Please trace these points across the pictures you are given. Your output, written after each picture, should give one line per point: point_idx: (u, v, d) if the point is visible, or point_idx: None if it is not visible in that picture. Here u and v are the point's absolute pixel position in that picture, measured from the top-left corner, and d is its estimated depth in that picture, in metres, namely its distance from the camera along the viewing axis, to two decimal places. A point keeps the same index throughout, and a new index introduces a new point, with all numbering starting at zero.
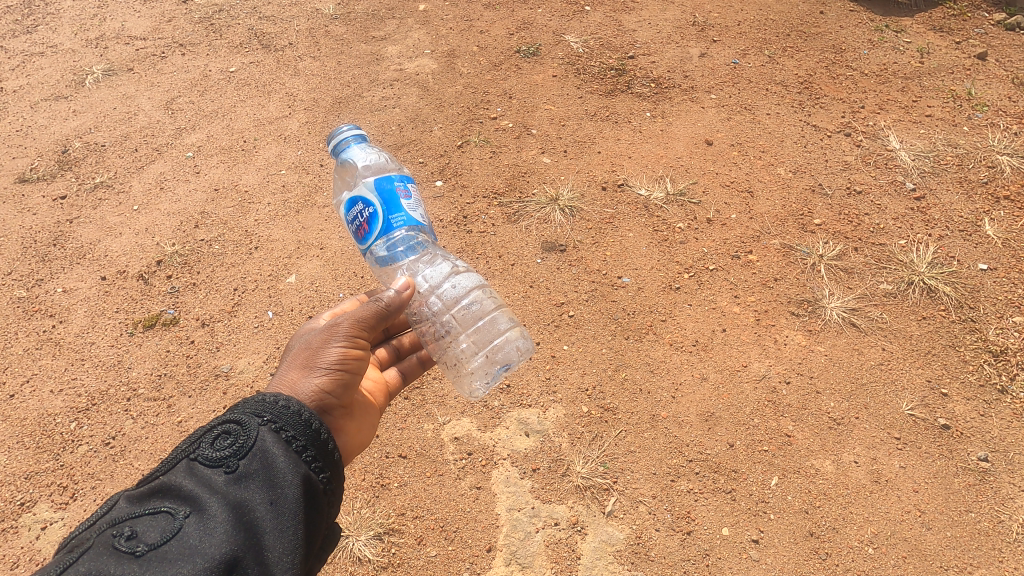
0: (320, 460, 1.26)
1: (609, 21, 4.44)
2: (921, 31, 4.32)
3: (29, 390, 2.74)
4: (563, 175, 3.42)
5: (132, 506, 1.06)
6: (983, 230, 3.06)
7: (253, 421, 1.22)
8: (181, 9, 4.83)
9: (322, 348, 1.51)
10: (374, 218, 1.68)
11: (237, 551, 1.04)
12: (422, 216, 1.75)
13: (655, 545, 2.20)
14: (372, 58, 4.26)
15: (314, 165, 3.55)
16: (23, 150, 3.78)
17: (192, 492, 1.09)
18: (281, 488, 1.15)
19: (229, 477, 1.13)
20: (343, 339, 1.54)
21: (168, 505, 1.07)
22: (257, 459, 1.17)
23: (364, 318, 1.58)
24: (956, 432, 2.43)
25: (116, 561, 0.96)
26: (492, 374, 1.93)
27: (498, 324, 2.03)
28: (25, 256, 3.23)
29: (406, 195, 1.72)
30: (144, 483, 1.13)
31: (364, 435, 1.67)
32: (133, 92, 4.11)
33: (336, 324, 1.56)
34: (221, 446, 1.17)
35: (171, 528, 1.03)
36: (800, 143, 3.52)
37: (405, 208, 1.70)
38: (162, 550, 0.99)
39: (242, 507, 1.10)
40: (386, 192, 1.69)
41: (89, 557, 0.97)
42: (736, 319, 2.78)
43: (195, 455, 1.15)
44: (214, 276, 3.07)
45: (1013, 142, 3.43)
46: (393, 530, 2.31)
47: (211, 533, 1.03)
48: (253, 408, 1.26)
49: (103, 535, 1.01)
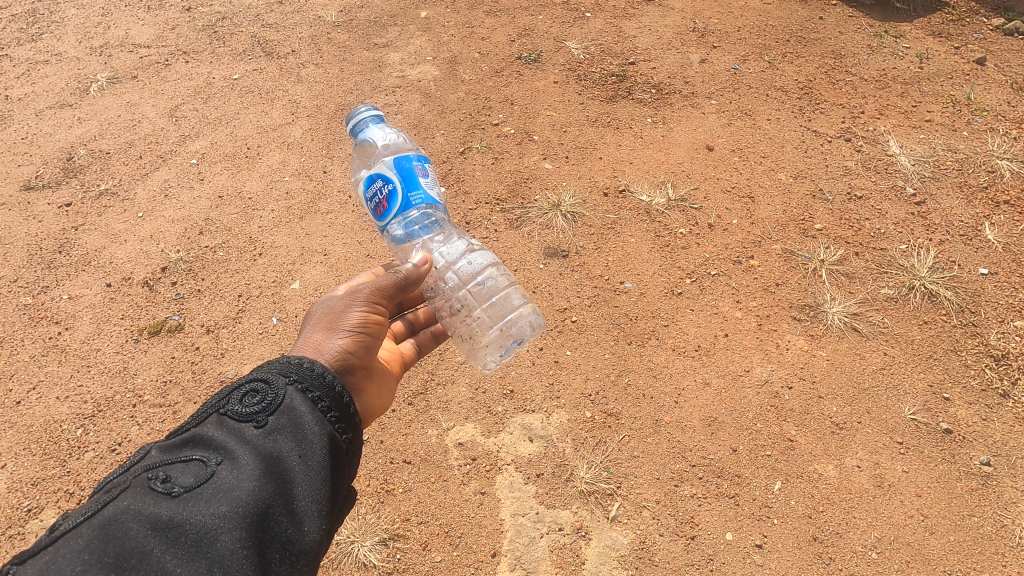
0: (343, 421, 1.29)
1: (610, 27, 4.47)
2: (920, 36, 4.34)
3: (35, 397, 2.75)
4: (565, 181, 3.44)
5: (165, 453, 1.11)
6: (983, 234, 3.08)
7: (280, 379, 1.26)
8: (184, 17, 4.86)
9: (345, 311, 1.54)
10: (392, 195, 1.69)
11: (268, 496, 1.08)
12: (439, 196, 1.76)
13: (659, 550, 2.21)
14: (374, 64, 4.28)
15: (318, 171, 3.57)
16: (28, 158, 3.80)
17: (223, 442, 1.14)
18: (309, 442, 1.19)
19: (258, 430, 1.17)
20: (364, 304, 1.57)
21: (200, 454, 1.11)
22: (286, 416, 1.21)
23: (384, 286, 1.62)
24: (958, 437, 2.44)
25: (152, 500, 1.01)
26: (505, 347, 1.96)
27: (511, 302, 2.09)
28: (30, 264, 3.25)
29: (424, 174, 1.74)
30: (176, 434, 1.18)
31: (382, 400, 1.67)
32: (137, 100, 4.14)
33: (356, 291, 1.59)
34: (250, 402, 1.21)
35: (204, 473, 1.07)
36: (801, 148, 3.54)
37: (424, 186, 1.71)
38: (196, 493, 1.04)
39: (271, 457, 1.14)
40: (405, 170, 1.71)
41: (125, 497, 1.01)
42: (738, 324, 2.79)
43: (224, 410, 1.20)
44: (219, 283, 3.09)
45: (1013, 147, 3.45)
46: (398, 535, 2.32)
47: (243, 479, 1.08)
48: (279, 368, 1.30)
49: (138, 477, 1.05)
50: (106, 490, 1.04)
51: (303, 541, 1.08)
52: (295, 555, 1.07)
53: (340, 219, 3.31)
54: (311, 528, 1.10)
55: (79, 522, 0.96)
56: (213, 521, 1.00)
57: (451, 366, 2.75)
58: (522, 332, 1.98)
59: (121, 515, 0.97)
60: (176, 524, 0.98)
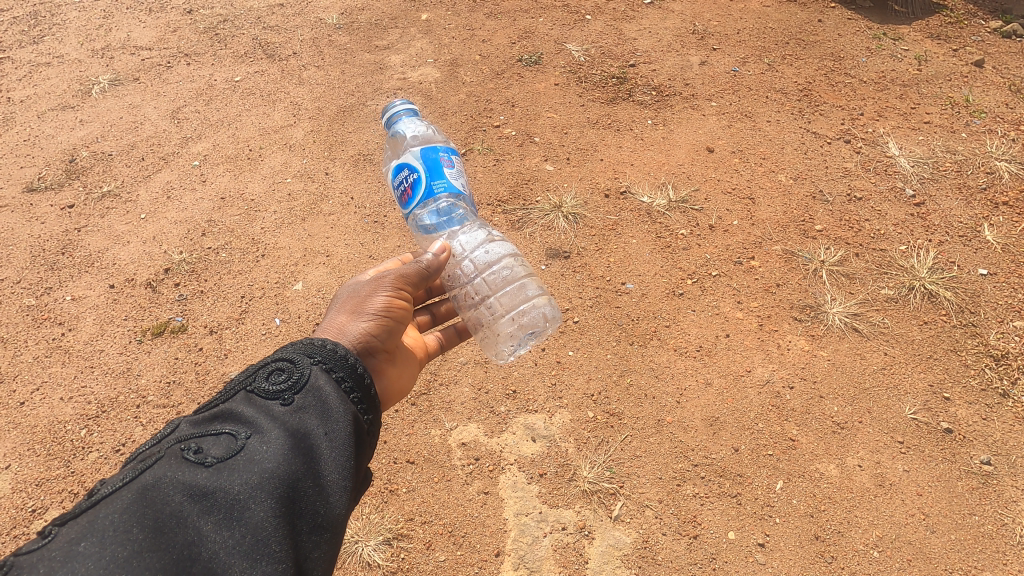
0: (365, 402, 1.31)
1: (610, 30, 4.49)
2: (918, 39, 4.37)
3: (39, 398, 2.75)
4: (566, 182, 3.45)
5: (195, 427, 1.12)
6: (982, 235, 3.10)
7: (305, 359, 1.28)
8: (186, 19, 4.87)
9: (370, 296, 1.57)
10: (416, 184, 1.71)
11: (296, 470, 1.09)
12: (463, 187, 1.77)
13: (662, 549, 2.22)
14: (375, 66, 4.29)
15: (320, 173, 3.58)
16: (30, 159, 3.81)
17: (251, 418, 1.15)
18: (335, 421, 1.21)
19: (285, 408, 1.19)
20: (388, 289, 1.61)
21: (230, 428, 1.13)
22: (312, 395, 1.22)
23: (408, 274, 1.66)
24: (958, 436, 2.45)
25: (186, 469, 1.02)
26: (520, 337, 2.01)
27: (526, 291, 2.07)
28: (34, 265, 3.26)
29: (449, 164, 1.75)
30: (204, 410, 1.19)
31: (404, 383, 1.68)
32: (139, 101, 4.15)
33: (382, 277, 1.64)
34: (277, 380, 1.22)
35: (235, 446, 1.09)
36: (801, 149, 3.55)
37: (448, 176, 1.73)
38: (228, 464, 1.05)
39: (298, 432, 1.15)
40: (431, 161, 1.73)
41: (160, 466, 1.02)
42: (739, 324, 2.80)
43: (252, 387, 1.22)
44: (221, 284, 3.10)
45: (1011, 149, 3.47)
46: (402, 535, 2.32)
47: (273, 452, 1.09)
48: (304, 349, 1.31)
49: (171, 448, 1.06)
50: (139, 460, 1.05)
51: (330, 513, 1.10)
52: (323, 528, 1.08)
53: (342, 221, 3.32)
54: (338, 502, 1.12)
55: (117, 488, 0.98)
56: (245, 491, 1.02)
57: (454, 366, 2.76)
58: (536, 323, 2.01)
59: (157, 483, 0.99)
60: (210, 493, 1.00)
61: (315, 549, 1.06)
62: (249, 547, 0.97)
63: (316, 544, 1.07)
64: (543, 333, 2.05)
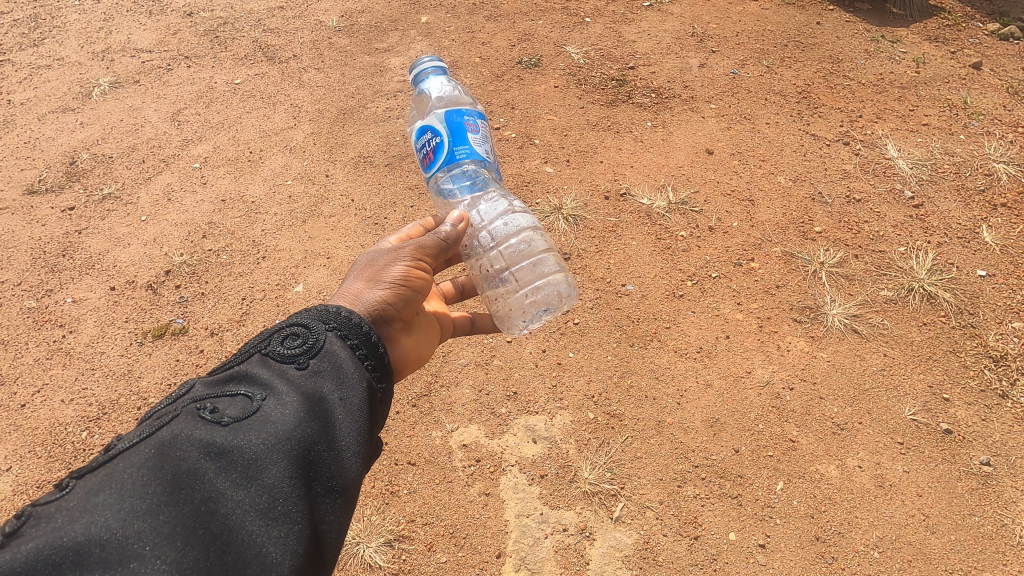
0: (378, 370, 1.31)
1: (610, 32, 4.50)
2: (916, 41, 4.38)
3: (40, 400, 2.75)
4: (566, 184, 3.46)
5: (211, 387, 1.12)
6: (981, 237, 3.11)
7: (319, 325, 1.27)
8: (186, 22, 4.88)
9: (388, 266, 1.55)
10: (439, 147, 1.72)
11: (312, 432, 1.08)
12: (487, 154, 1.77)
13: (664, 550, 2.23)
14: (375, 69, 4.30)
15: (320, 175, 3.59)
16: (31, 162, 3.81)
17: (267, 380, 1.15)
18: (349, 386, 1.20)
19: (300, 372, 1.18)
20: (407, 260, 1.58)
21: (246, 389, 1.12)
22: (327, 359, 1.22)
23: (427, 246, 1.62)
24: (958, 437, 2.46)
25: (203, 427, 1.01)
26: (533, 314, 1.96)
27: (544, 266, 2.06)
28: (34, 267, 3.26)
29: (474, 129, 1.74)
30: (219, 372, 1.19)
31: (421, 351, 1.68)
32: (140, 104, 4.15)
33: (402, 247, 1.61)
34: (292, 345, 1.22)
35: (251, 407, 1.08)
36: (800, 151, 3.57)
37: (472, 142, 1.72)
38: (245, 423, 1.04)
39: (313, 396, 1.15)
40: (455, 124, 1.72)
41: (176, 424, 1.02)
42: (739, 326, 2.81)
43: (267, 351, 1.21)
44: (222, 286, 3.11)
45: (1009, 150, 3.49)
46: (404, 536, 2.33)
47: (288, 413, 1.08)
48: (318, 315, 1.31)
49: (187, 407, 1.06)
50: (155, 418, 1.04)
51: (344, 477, 1.09)
52: (337, 492, 1.07)
53: (342, 223, 3.33)
54: (352, 466, 1.11)
55: (134, 444, 0.97)
56: (262, 449, 1.01)
57: (454, 368, 2.76)
58: (550, 300, 1.97)
59: (174, 439, 0.98)
60: (227, 451, 0.99)
61: (329, 512, 1.05)
62: (266, 506, 0.96)
63: (331, 507, 1.05)
64: (558, 311, 1.98)
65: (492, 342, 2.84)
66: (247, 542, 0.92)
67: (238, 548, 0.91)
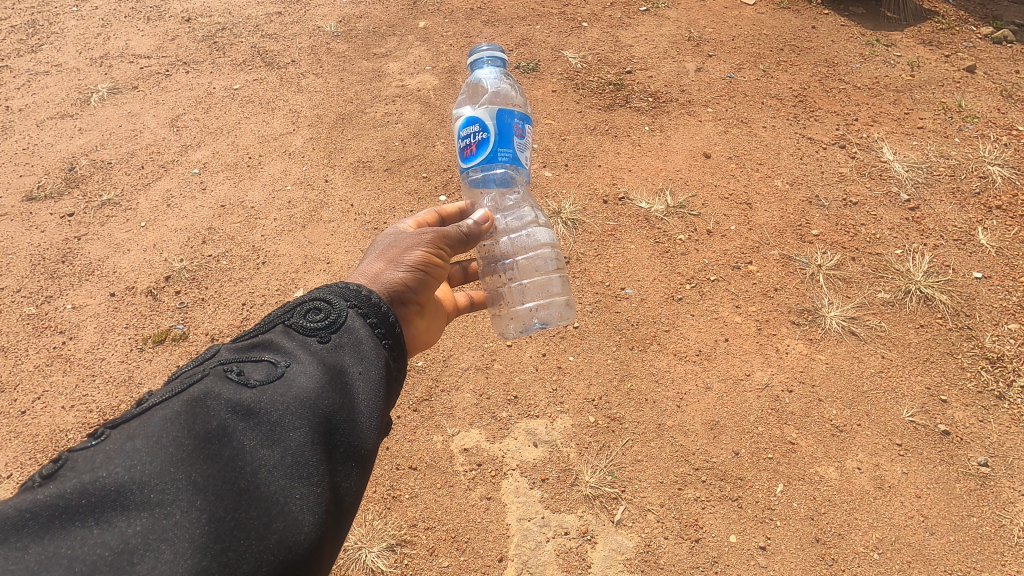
0: (396, 349, 1.32)
1: (607, 37, 4.52)
2: (911, 45, 4.41)
3: (40, 407, 2.75)
4: (565, 189, 3.47)
5: (236, 352, 1.13)
6: (976, 239, 3.13)
7: (341, 301, 1.29)
8: (184, 28, 4.89)
9: (409, 249, 1.58)
10: (483, 142, 1.70)
11: (333, 401, 1.09)
12: (524, 161, 1.77)
13: (665, 553, 2.23)
14: (374, 74, 4.31)
15: (320, 180, 3.60)
16: (30, 168, 3.82)
17: (290, 349, 1.16)
18: (369, 361, 1.21)
19: (322, 344, 1.19)
20: (426, 246, 1.61)
21: (270, 356, 1.13)
22: (348, 335, 1.23)
23: (448, 236, 1.66)
24: (956, 438, 2.47)
25: (230, 387, 1.03)
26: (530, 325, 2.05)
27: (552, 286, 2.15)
28: (34, 273, 3.26)
29: (520, 134, 1.73)
30: (243, 338, 1.20)
31: (427, 336, 1.69)
32: (138, 110, 4.16)
33: (423, 233, 1.64)
34: (315, 318, 1.23)
35: (275, 373, 1.09)
36: (796, 155, 3.59)
37: (515, 147, 1.71)
38: (270, 387, 1.06)
39: (334, 368, 1.16)
40: (504, 125, 1.69)
41: (203, 383, 1.03)
42: (738, 328, 2.83)
43: (290, 322, 1.22)
44: (222, 292, 3.11)
45: (1004, 153, 3.51)
46: (405, 541, 2.33)
47: (312, 382, 1.10)
48: (341, 292, 1.32)
49: (214, 366, 1.07)
50: (182, 375, 1.06)
51: (362, 447, 1.10)
52: (355, 460, 1.08)
53: (342, 228, 3.33)
54: (369, 438, 1.12)
55: (165, 399, 0.99)
56: (286, 413, 1.02)
57: (455, 372, 2.77)
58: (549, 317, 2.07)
59: (203, 395, 1.00)
60: (254, 412, 1.01)
61: (347, 479, 1.06)
62: (289, 468, 0.97)
63: (348, 474, 1.06)
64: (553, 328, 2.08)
65: (493, 346, 2.84)
66: (272, 499, 0.94)
67: (263, 504, 0.93)
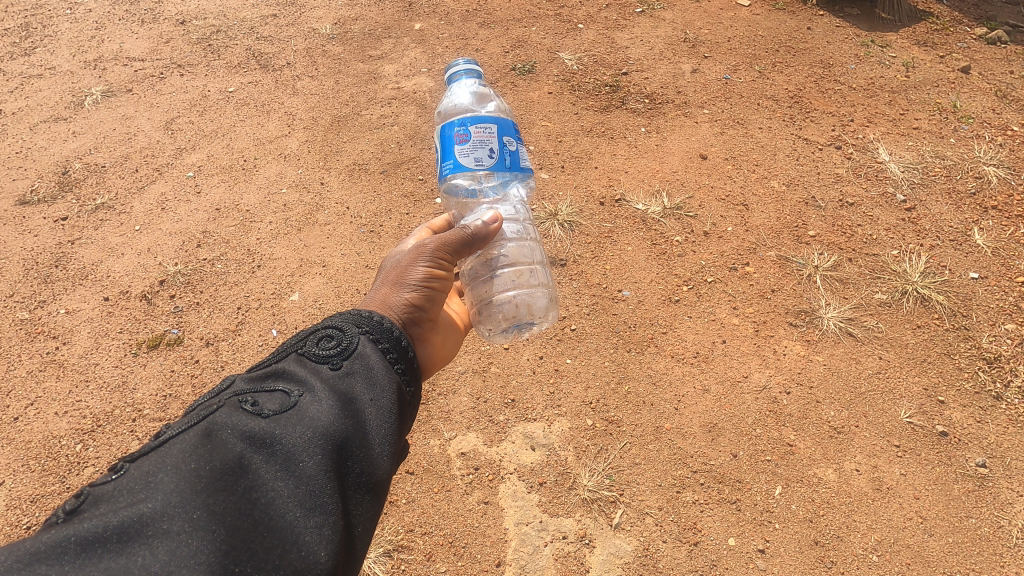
0: (408, 372, 1.30)
1: (602, 38, 4.52)
2: (906, 46, 4.42)
3: (33, 413, 2.73)
4: (562, 191, 3.46)
5: (250, 382, 1.12)
6: (973, 239, 3.13)
7: (352, 327, 1.28)
8: (179, 30, 4.87)
9: (410, 267, 1.57)
10: (439, 163, 1.74)
11: (345, 428, 1.08)
12: (478, 163, 1.66)
13: (663, 556, 2.22)
14: (369, 76, 4.30)
15: (315, 183, 3.58)
16: (23, 172, 3.79)
17: (303, 377, 1.15)
18: (380, 388, 1.19)
19: (334, 372, 1.18)
20: (429, 260, 1.59)
21: (283, 385, 1.12)
22: (359, 361, 1.22)
23: (450, 242, 1.63)
24: (954, 439, 2.47)
25: (244, 418, 1.02)
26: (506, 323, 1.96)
27: (536, 276, 2.05)
28: (27, 278, 3.24)
29: (462, 139, 1.66)
30: (257, 368, 1.19)
31: (447, 351, 1.68)
32: (132, 113, 4.14)
33: (423, 246, 1.62)
34: (327, 346, 1.22)
35: (289, 402, 1.08)
36: (792, 156, 3.59)
37: (457, 155, 1.66)
38: (283, 417, 1.04)
39: (346, 395, 1.14)
40: (447, 138, 1.69)
41: (218, 415, 1.03)
42: (736, 330, 2.82)
43: (303, 350, 1.21)
44: (217, 295, 3.09)
45: (999, 153, 3.52)
46: (402, 546, 2.32)
47: (324, 410, 1.08)
48: (352, 319, 1.31)
49: (229, 398, 1.06)
50: (198, 408, 1.05)
51: (374, 475, 1.08)
52: (368, 488, 1.06)
53: (338, 231, 3.32)
54: (381, 465, 1.10)
55: (181, 431, 0.98)
56: (300, 443, 1.01)
57: (451, 376, 2.76)
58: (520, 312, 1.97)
59: (218, 427, 0.99)
60: (267, 442, 0.99)
61: (359, 507, 1.04)
62: (303, 497, 0.95)
63: (360, 503, 1.04)
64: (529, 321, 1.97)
65: (489, 349, 2.83)
66: (286, 530, 0.92)
67: (277, 535, 0.91)
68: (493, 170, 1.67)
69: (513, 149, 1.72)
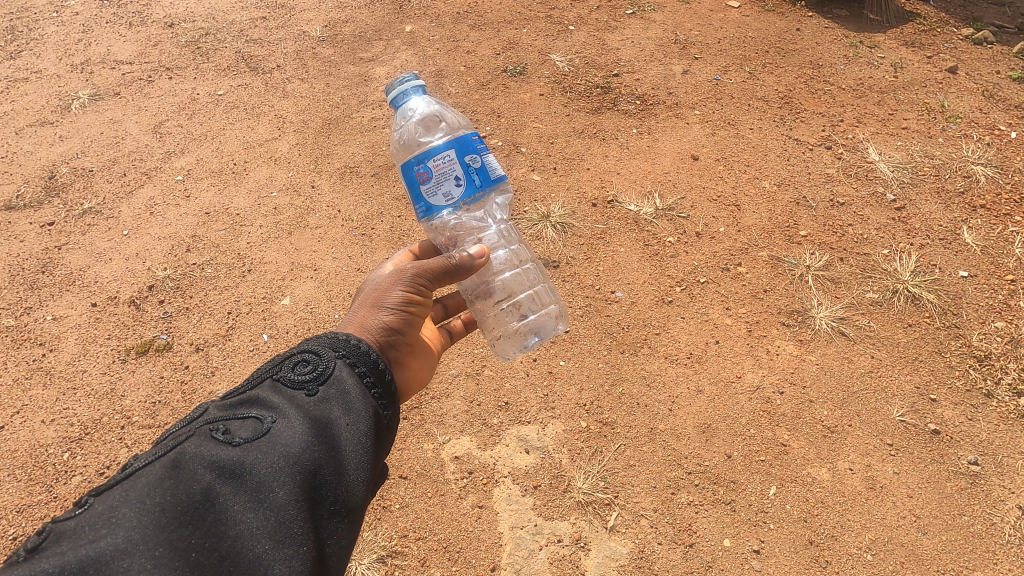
0: (385, 396, 1.28)
1: (594, 39, 4.53)
2: (894, 46, 4.45)
3: (20, 421, 2.69)
4: (553, 192, 3.46)
5: (223, 409, 1.11)
6: (961, 238, 3.15)
7: (329, 351, 1.26)
8: (168, 34, 4.83)
9: (388, 290, 1.56)
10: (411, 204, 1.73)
11: (318, 456, 1.06)
12: (447, 197, 1.64)
13: (658, 558, 2.22)
14: (360, 79, 4.28)
15: (306, 186, 3.56)
16: (9, 177, 3.75)
17: (277, 404, 1.13)
18: (356, 412, 1.17)
19: (309, 397, 1.16)
20: (407, 284, 1.58)
21: (256, 413, 1.11)
22: (335, 386, 1.20)
23: (431, 269, 1.61)
24: (945, 437, 2.48)
25: (214, 447, 1.01)
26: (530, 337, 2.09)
27: (544, 295, 2.23)
28: (13, 285, 3.20)
29: (424, 178, 1.63)
30: (232, 395, 1.18)
31: (423, 375, 1.66)
32: (120, 117, 4.10)
33: (402, 269, 1.60)
34: (302, 371, 1.21)
35: (261, 429, 1.07)
36: (783, 156, 3.60)
37: (424, 196, 1.64)
38: (254, 444, 1.03)
39: (321, 420, 1.13)
40: (411, 184, 1.66)
41: (187, 445, 1.02)
42: (728, 331, 2.82)
43: (278, 376, 1.20)
44: (207, 300, 3.06)
45: (987, 153, 3.54)
46: (396, 552, 2.30)
47: (297, 437, 1.07)
48: (329, 342, 1.29)
49: (200, 429, 1.05)
50: (169, 437, 1.04)
51: (349, 501, 1.06)
52: (342, 514, 1.05)
53: (330, 234, 3.30)
54: (357, 491, 1.08)
55: (149, 462, 0.98)
56: (271, 473, 1.00)
57: (444, 379, 2.75)
58: (543, 325, 2.13)
59: (187, 459, 0.98)
60: (238, 471, 0.99)
61: (333, 536, 1.02)
62: (273, 530, 0.95)
63: (335, 530, 1.03)
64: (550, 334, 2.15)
65: (482, 352, 2.82)
66: (255, 563, 0.92)
67: (245, 569, 0.91)
68: (465, 199, 1.65)
69: (478, 165, 1.66)
